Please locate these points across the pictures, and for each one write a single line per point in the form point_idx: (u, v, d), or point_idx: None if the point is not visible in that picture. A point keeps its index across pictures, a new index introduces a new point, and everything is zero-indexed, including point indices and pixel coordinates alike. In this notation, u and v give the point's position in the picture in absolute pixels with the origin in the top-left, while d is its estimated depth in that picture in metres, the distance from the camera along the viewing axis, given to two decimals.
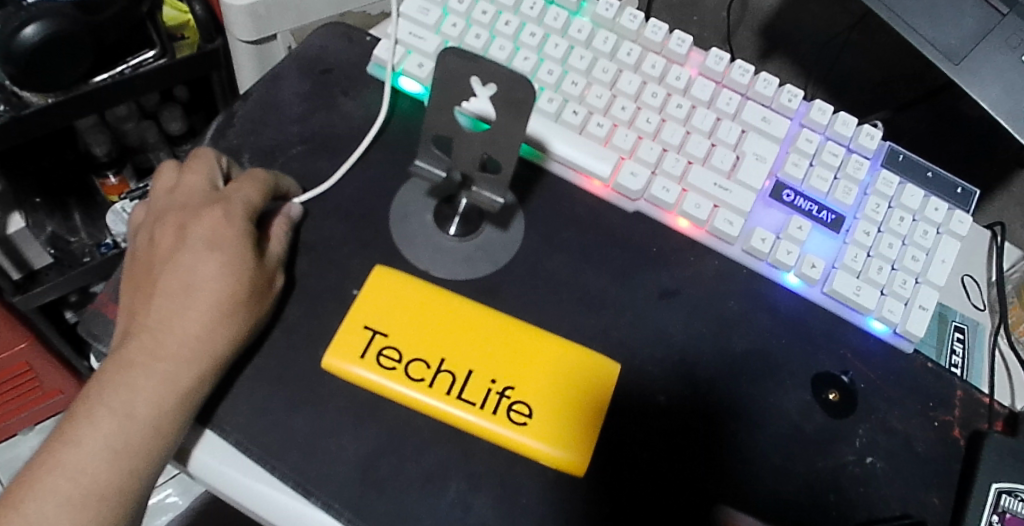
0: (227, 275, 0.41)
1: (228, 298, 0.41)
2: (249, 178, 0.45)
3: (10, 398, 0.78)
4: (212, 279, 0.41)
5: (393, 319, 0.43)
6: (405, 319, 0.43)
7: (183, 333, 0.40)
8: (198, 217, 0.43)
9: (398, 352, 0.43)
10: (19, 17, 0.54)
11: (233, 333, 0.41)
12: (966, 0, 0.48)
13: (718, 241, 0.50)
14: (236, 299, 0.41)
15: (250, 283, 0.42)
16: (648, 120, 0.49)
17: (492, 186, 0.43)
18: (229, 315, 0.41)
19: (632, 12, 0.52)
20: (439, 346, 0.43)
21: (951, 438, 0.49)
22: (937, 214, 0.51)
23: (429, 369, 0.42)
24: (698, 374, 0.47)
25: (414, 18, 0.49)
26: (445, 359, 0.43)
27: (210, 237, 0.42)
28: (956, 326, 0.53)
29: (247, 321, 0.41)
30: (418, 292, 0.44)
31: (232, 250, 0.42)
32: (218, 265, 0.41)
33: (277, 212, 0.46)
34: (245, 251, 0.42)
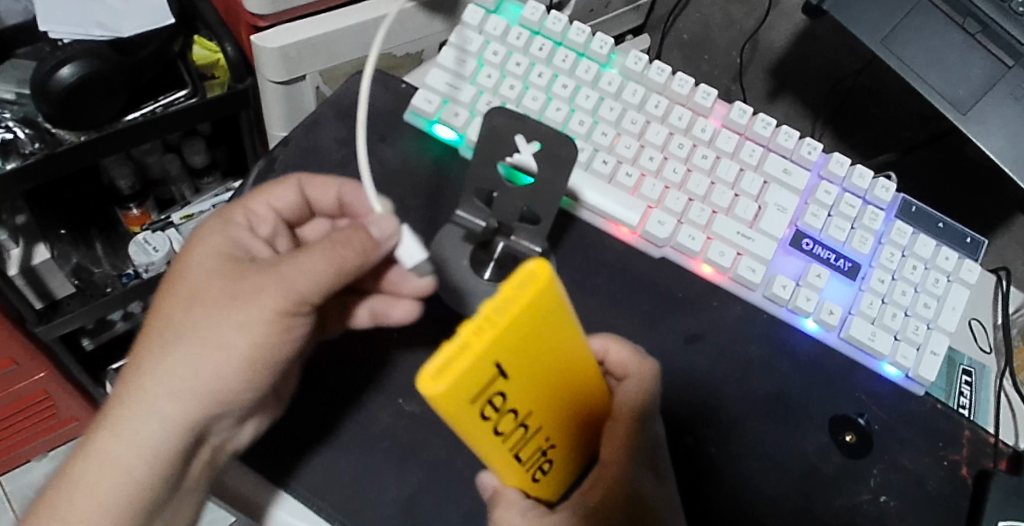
0: (194, 288, 0.39)
1: (194, 314, 0.38)
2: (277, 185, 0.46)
3: (29, 424, 0.80)
4: (182, 293, 0.39)
5: (525, 357, 0.27)
6: (533, 359, 0.27)
7: (150, 355, 0.38)
8: (194, 236, 0.43)
9: (504, 401, 0.28)
10: (58, 58, 0.55)
11: (210, 351, 0.38)
12: (971, 52, 0.50)
13: (741, 287, 0.52)
14: (205, 311, 0.38)
15: (191, 291, 0.39)
16: (674, 171, 0.52)
17: (531, 236, 0.45)
18: (194, 328, 0.38)
19: (659, 66, 0.54)
20: (539, 394, 0.29)
21: (958, 477, 0.51)
22: (947, 263, 0.53)
23: (514, 424, 0.29)
24: (720, 415, 0.49)
25: (451, 69, 0.52)
26: (531, 413, 0.30)
27: (189, 256, 0.41)
28: (964, 368, 0.55)
29: (222, 332, 0.38)
30: (556, 315, 0.27)
31: (204, 264, 0.40)
32: (188, 283, 0.39)
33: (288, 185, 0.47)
34: (229, 267, 0.40)
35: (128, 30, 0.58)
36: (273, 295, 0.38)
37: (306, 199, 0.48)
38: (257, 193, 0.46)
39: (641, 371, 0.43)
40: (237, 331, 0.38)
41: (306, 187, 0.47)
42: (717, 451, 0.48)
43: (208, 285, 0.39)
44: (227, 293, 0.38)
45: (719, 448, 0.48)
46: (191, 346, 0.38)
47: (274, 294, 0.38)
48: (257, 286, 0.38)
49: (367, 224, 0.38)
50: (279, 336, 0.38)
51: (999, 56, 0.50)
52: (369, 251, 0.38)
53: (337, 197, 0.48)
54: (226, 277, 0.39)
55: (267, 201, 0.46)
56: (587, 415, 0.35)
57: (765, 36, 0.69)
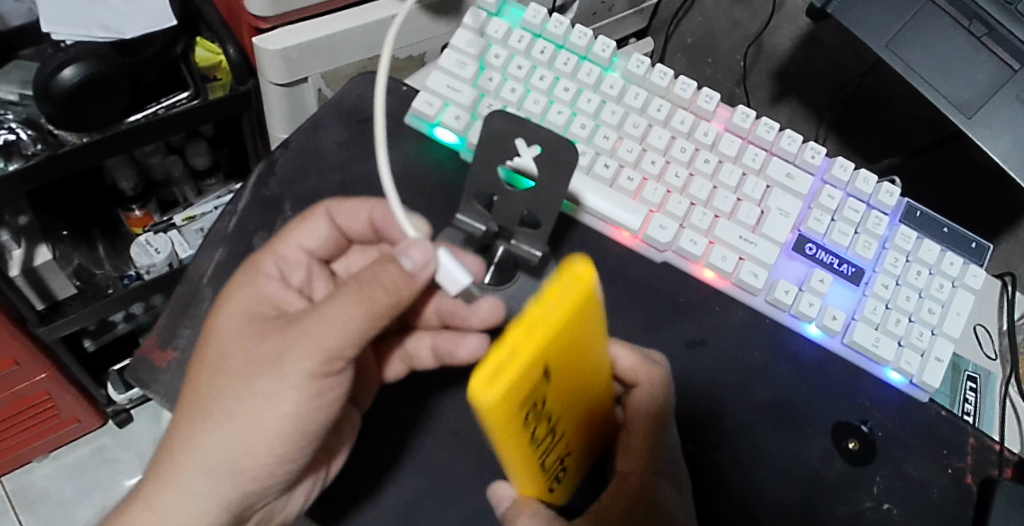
0: (223, 358, 0.40)
1: (224, 386, 0.39)
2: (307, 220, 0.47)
3: (32, 425, 0.80)
4: (213, 364, 0.40)
5: (562, 363, 0.29)
6: (568, 364, 0.30)
7: (186, 432, 0.39)
8: (224, 294, 0.43)
9: (539, 405, 0.30)
10: (60, 60, 0.55)
11: (243, 423, 0.38)
12: (977, 56, 0.50)
13: (743, 292, 0.51)
14: (234, 382, 0.39)
15: (228, 362, 0.39)
16: (676, 175, 0.51)
17: (531, 240, 0.45)
18: (225, 400, 0.38)
19: (662, 70, 0.54)
20: (562, 394, 0.32)
21: (963, 484, 0.50)
22: (953, 268, 0.53)
23: (541, 426, 0.32)
24: (721, 420, 0.49)
25: (453, 71, 0.52)
26: (555, 414, 0.32)
27: (218, 321, 0.42)
28: (969, 375, 0.54)
29: (251, 404, 0.38)
30: (586, 323, 0.29)
31: (232, 329, 0.41)
32: (218, 352, 0.40)
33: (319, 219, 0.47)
34: (256, 331, 0.40)
35: (131, 33, 0.58)
36: (299, 360, 0.38)
37: (337, 229, 0.48)
38: (287, 237, 0.47)
39: (651, 376, 0.44)
40: (269, 401, 0.38)
41: (336, 217, 0.47)
42: (719, 458, 0.48)
43: (236, 353, 0.39)
44: (254, 361, 0.39)
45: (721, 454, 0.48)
46: (229, 419, 0.38)
47: (301, 361, 0.38)
48: (283, 353, 0.38)
49: (396, 256, 0.37)
50: (312, 401, 0.39)
51: (1004, 59, 0.49)
52: (402, 287, 0.37)
53: (368, 221, 0.47)
54: (253, 343, 0.39)
55: (298, 242, 0.47)
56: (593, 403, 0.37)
57: (768, 39, 0.68)
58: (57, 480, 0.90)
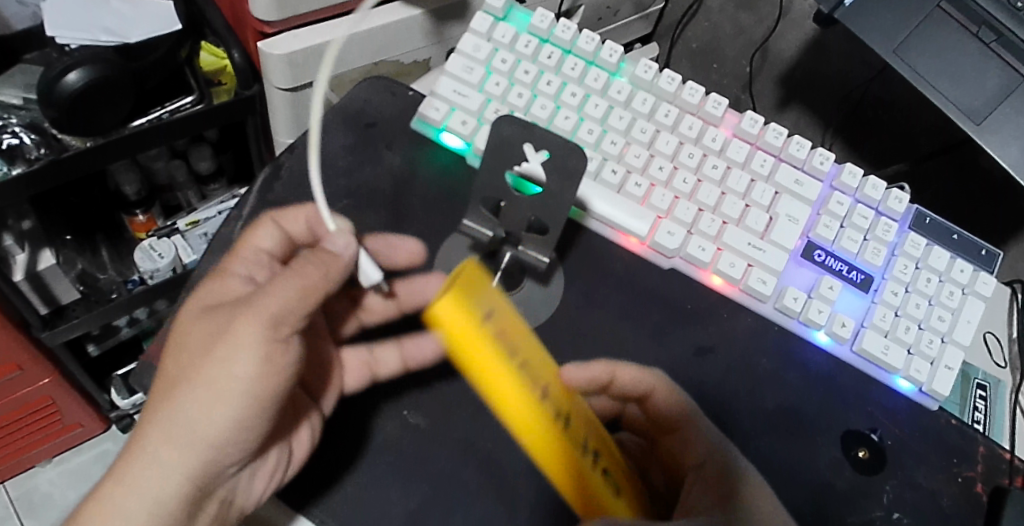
0: (184, 339, 0.41)
1: (188, 363, 0.40)
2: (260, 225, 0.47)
3: (35, 430, 0.79)
4: (178, 346, 0.41)
5: (501, 309, 0.38)
6: (508, 311, 0.38)
7: (155, 410, 0.40)
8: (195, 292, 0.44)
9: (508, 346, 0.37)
10: (65, 64, 0.55)
11: (207, 395, 0.39)
12: (986, 62, 0.49)
13: (751, 299, 0.51)
14: (195, 357, 0.39)
15: (189, 344, 0.40)
16: (684, 181, 0.51)
17: (539, 246, 0.45)
18: (190, 376, 0.39)
19: (669, 75, 0.54)
20: (521, 347, 0.38)
21: (973, 493, 0.49)
22: (962, 275, 0.52)
23: (535, 382, 0.38)
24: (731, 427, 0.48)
25: (459, 77, 0.52)
26: (544, 380, 0.39)
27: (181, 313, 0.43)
28: (978, 383, 0.54)
29: (212, 377, 0.39)
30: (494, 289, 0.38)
31: (192, 316, 0.42)
32: (181, 337, 0.41)
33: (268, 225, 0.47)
34: (213, 312, 0.41)
35: (135, 36, 0.58)
36: (249, 327, 0.39)
37: (286, 235, 0.47)
38: (241, 245, 0.46)
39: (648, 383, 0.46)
40: (227, 370, 0.39)
41: (282, 223, 0.47)
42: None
43: (195, 331, 0.40)
44: (210, 336, 0.40)
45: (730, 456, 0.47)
46: (191, 394, 0.39)
47: (252, 326, 0.39)
48: (234, 323, 0.39)
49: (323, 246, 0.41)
50: (269, 366, 0.39)
51: (1013, 64, 0.49)
52: (332, 263, 0.41)
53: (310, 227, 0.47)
54: (211, 321, 0.40)
55: (255, 247, 0.46)
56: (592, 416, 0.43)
57: (774, 45, 0.68)
58: (60, 485, 0.90)
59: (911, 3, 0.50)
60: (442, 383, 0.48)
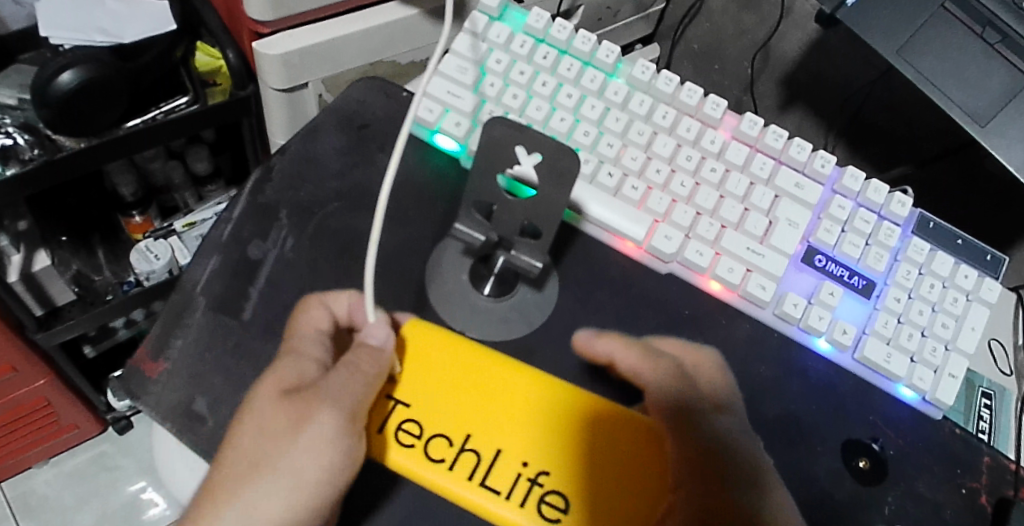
0: (256, 418, 0.37)
1: (263, 446, 0.37)
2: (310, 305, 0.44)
3: (29, 432, 0.79)
4: (250, 427, 0.37)
5: (416, 387, 0.41)
6: (430, 389, 0.41)
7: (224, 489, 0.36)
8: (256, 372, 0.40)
9: (419, 426, 0.40)
10: (58, 64, 0.54)
11: (284, 483, 0.36)
12: (992, 62, 0.48)
13: (750, 305, 0.50)
14: (273, 442, 0.37)
15: (269, 425, 0.37)
16: (682, 185, 0.50)
17: (531, 250, 0.44)
18: (269, 461, 0.36)
19: (667, 76, 0.53)
20: (445, 410, 0.40)
21: (977, 505, 0.48)
22: (967, 281, 0.51)
23: (452, 447, 0.40)
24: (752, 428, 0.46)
25: (453, 77, 0.51)
26: (471, 436, 0.40)
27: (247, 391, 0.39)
28: (983, 391, 0.52)
29: (297, 461, 0.36)
30: (427, 363, 0.41)
31: (263, 393, 0.38)
32: (251, 418, 0.37)
33: (315, 305, 0.44)
34: (283, 390, 0.38)
35: (130, 36, 0.58)
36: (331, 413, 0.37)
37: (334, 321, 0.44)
38: (292, 330, 0.43)
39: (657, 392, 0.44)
40: (312, 455, 0.36)
41: (330, 304, 0.44)
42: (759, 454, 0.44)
43: (270, 413, 0.37)
44: (290, 420, 0.37)
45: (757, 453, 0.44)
46: (271, 479, 0.36)
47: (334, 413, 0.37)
48: (314, 410, 0.37)
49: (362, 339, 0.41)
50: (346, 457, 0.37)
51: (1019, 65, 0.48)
52: (381, 358, 0.40)
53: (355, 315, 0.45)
54: (287, 402, 0.37)
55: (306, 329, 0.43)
56: (592, 434, 0.40)
57: (777, 45, 0.67)
58: (57, 487, 0.90)
59: (915, 3, 0.49)
60: None
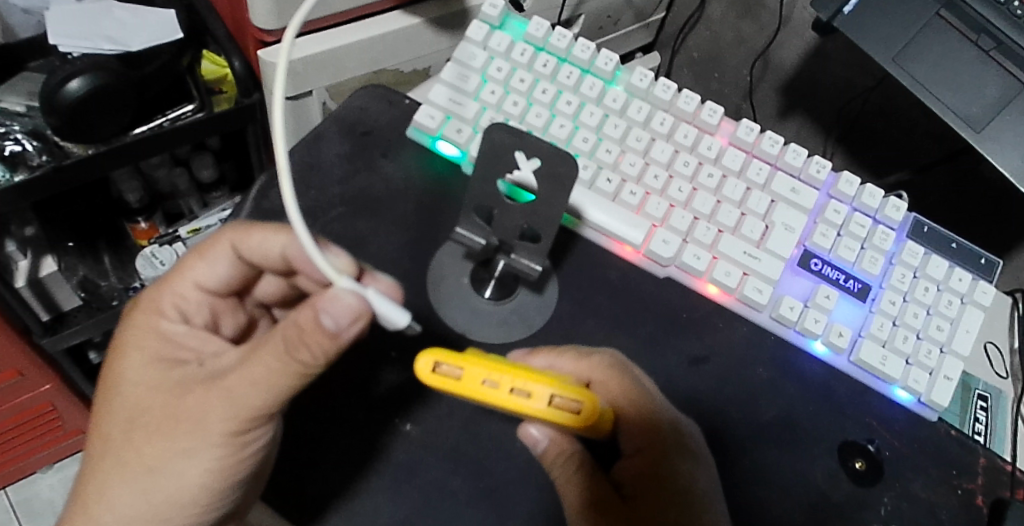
0: (136, 405, 0.41)
1: (153, 420, 0.40)
2: (201, 252, 0.45)
3: (34, 436, 0.80)
4: (139, 398, 0.41)
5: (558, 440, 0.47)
6: None
7: (97, 455, 0.41)
8: (123, 331, 0.44)
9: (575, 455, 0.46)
10: (66, 72, 0.55)
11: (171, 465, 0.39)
12: (987, 70, 0.49)
13: (747, 309, 0.51)
14: (157, 425, 0.40)
15: (160, 404, 0.40)
16: (679, 190, 0.51)
17: (530, 254, 0.45)
18: (152, 448, 0.40)
19: (665, 83, 0.54)
20: None
21: (973, 506, 0.49)
22: (961, 284, 0.52)
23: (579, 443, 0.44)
24: (685, 439, 0.45)
25: (454, 85, 0.52)
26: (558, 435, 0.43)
27: (123, 365, 0.43)
28: (979, 394, 0.53)
29: (179, 446, 0.39)
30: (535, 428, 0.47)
31: (141, 373, 0.42)
32: (143, 392, 0.41)
33: (218, 246, 0.44)
34: (164, 375, 0.41)
35: (138, 44, 0.59)
36: (219, 408, 0.39)
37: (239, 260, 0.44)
38: (180, 276, 0.45)
39: (592, 366, 0.45)
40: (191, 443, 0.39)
41: (238, 250, 0.44)
42: (683, 465, 0.44)
43: (153, 402, 0.41)
44: (171, 415, 0.40)
45: (683, 461, 0.44)
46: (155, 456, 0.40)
47: (216, 407, 0.39)
48: (203, 409, 0.39)
49: (314, 309, 0.36)
50: (222, 452, 0.39)
51: (1014, 73, 0.48)
52: (329, 346, 0.36)
53: (277, 254, 0.43)
54: (168, 391, 0.41)
55: (193, 280, 0.45)
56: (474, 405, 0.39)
57: (776, 53, 0.67)
58: (60, 492, 0.90)
59: (911, 12, 0.50)
60: (437, 393, 0.48)
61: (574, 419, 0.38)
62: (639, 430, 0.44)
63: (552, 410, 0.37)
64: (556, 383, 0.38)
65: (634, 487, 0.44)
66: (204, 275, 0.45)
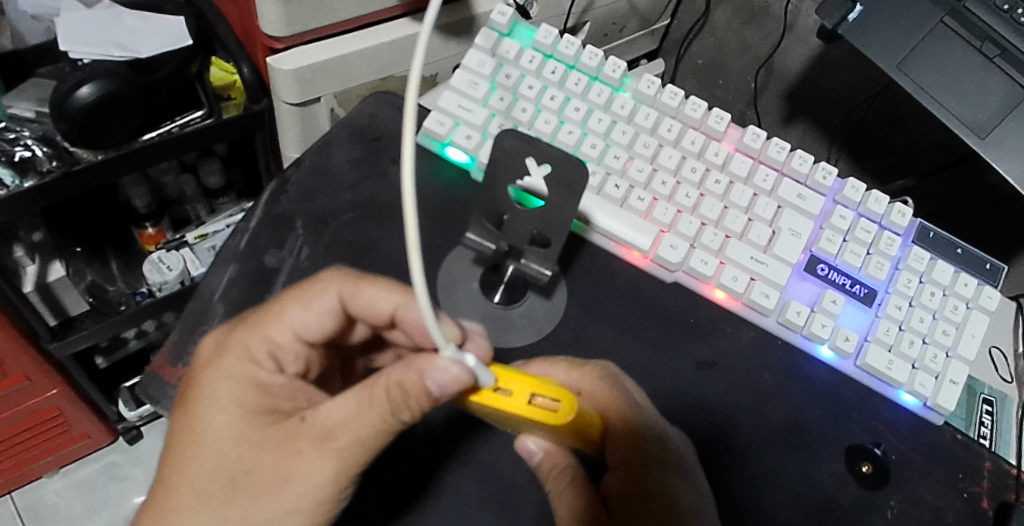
0: (231, 460, 0.39)
1: (250, 474, 0.39)
2: (303, 296, 0.43)
3: (41, 441, 0.80)
4: (234, 447, 0.40)
5: None
6: None
7: (179, 507, 0.39)
8: (208, 370, 0.42)
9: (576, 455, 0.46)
10: (76, 78, 0.56)
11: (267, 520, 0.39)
12: (991, 77, 0.49)
13: (754, 313, 0.51)
14: (256, 479, 0.39)
15: (260, 457, 0.39)
16: (687, 196, 0.52)
17: (541, 259, 0.46)
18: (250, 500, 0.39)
19: (673, 90, 0.55)
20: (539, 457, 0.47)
21: (979, 509, 0.49)
22: (967, 289, 0.52)
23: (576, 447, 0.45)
24: (670, 455, 0.45)
25: (463, 91, 0.53)
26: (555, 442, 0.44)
27: (211, 409, 0.41)
28: (984, 398, 0.53)
29: (277, 503, 0.39)
30: None
31: (231, 419, 0.40)
32: (237, 441, 0.40)
33: (328, 294, 0.43)
34: (260, 427, 0.40)
35: (146, 51, 0.59)
36: (331, 468, 0.38)
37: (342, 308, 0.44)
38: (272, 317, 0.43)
39: (586, 379, 0.45)
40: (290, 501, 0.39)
41: (348, 303, 0.43)
42: (671, 480, 0.44)
43: (251, 458, 0.39)
44: (275, 472, 0.39)
45: (669, 476, 0.44)
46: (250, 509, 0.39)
47: (328, 466, 0.38)
48: (307, 468, 0.38)
49: (426, 376, 0.37)
50: (326, 505, 0.39)
51: (1017, 79, 0.49)
52: (426, 402, 0.38)
53: (389, 310, 0.44)
54: (268, 444, 0.39)
55: (291, 326, 0.43)
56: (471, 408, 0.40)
57: (780, 60, 0.67)
58: (66, 496, 0.90)
59: (915, 19, 0.50)
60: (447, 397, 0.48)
61: (555, 414, 0.36)
62: (623, 440, 0.44)
63: (533, 408, 0.37)
64: (537, 383, 0.37)
65: (620, 500, 0.44)
66: (309, 323, 0.43)
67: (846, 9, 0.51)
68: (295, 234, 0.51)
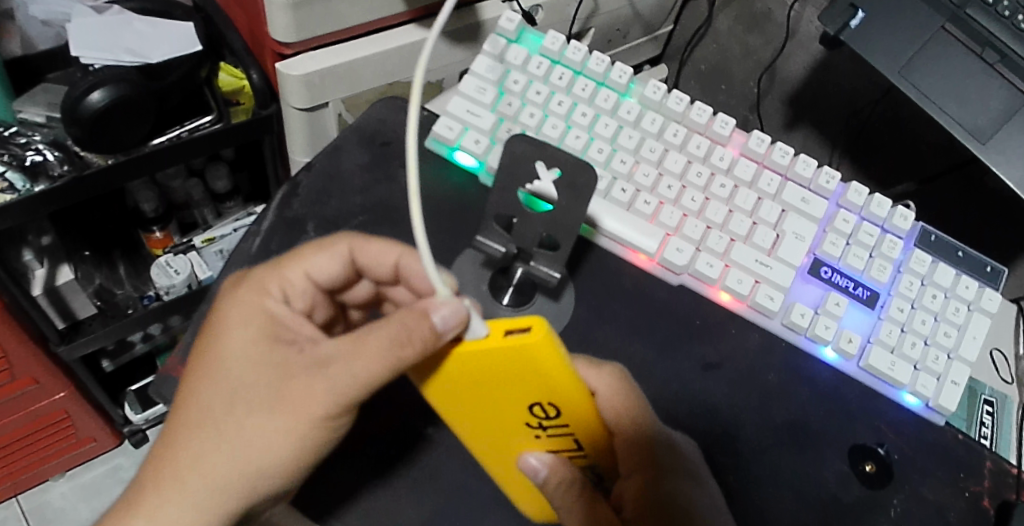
0: (235, 380, 0.40)
1: (250, 396, 0.39)
2: (320, 247, 0.44)
3: (48, 444, 0.80)
4: (239, 368, 0.40)
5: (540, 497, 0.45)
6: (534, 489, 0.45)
7: (186, 420, 0.40)
8: (226, 301, 0.43)
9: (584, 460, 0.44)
10: (87, 82, 0.56)
11: (262, 441, 0.39)
12: (992, 83, 0.50)
13: (759, 315, 0.52)
14: (255, 399, 0.39)
15: (261, 381, 0.39)
16: (693, 199, 0.52)
17: (550, 261, 0.46)
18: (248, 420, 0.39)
19: (678, 96, 0.55)
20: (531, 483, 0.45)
21: (981, 507, 0.50)
22: (968, 292, 0.53)
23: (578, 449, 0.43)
24: (681, 462, 0.45)
25: (472, 97, 0.53)
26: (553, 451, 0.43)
27: (223, 334, 0.41)
28: (985, 398, 0.53)
29: (273, 427, 0.39)
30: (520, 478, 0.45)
31: (240, 342, 0.41)
32: (242, 363, 0.40)
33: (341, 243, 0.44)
34: (264, 352, 0.40)
35: (157, 56, 0.60)
36: (325, 397, 0.38)
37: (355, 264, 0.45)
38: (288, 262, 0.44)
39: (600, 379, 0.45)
40: (285, 427, 0.39)
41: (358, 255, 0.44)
42: (678, 485, 0.44)
43: (253, 378, 0.39)
44: (274, 395, 0.39)
45: (679, 483, 0.44)
46: (247, 430, 0.39)
47: (324, 395, 0.38)
48: (304, 395, 0.38)
49: (428, 313, 0.37)
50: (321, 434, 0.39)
51: (1018, 85, 0.49)
52: (430, 344, 0.37)
53: (392, 265, 0.44)
54: (270, 370, 0.39)
55: (305, 269, 0.44)
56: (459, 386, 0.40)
57: (783, 65, 0.68)
58: (72, 500, 0.91)
59: (917, 27, 0.51)
60: None
61: (526, 338, 0.36)
62: (637, 449, 0.44)
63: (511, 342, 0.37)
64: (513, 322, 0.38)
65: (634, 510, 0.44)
66: (324, 274, 0.44)
67: (848, 16, 0.52)
68: (306, 236, 0.51)
